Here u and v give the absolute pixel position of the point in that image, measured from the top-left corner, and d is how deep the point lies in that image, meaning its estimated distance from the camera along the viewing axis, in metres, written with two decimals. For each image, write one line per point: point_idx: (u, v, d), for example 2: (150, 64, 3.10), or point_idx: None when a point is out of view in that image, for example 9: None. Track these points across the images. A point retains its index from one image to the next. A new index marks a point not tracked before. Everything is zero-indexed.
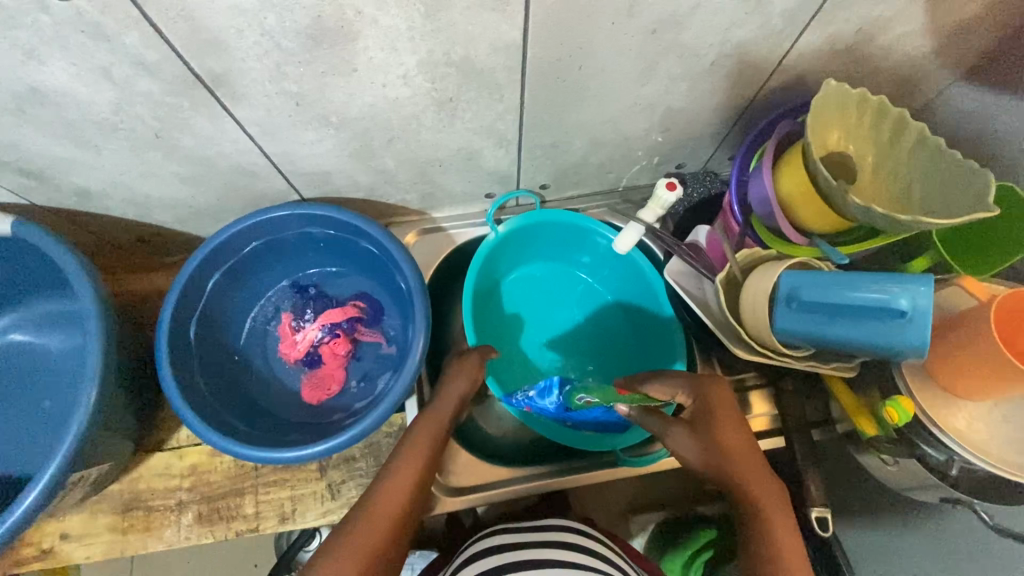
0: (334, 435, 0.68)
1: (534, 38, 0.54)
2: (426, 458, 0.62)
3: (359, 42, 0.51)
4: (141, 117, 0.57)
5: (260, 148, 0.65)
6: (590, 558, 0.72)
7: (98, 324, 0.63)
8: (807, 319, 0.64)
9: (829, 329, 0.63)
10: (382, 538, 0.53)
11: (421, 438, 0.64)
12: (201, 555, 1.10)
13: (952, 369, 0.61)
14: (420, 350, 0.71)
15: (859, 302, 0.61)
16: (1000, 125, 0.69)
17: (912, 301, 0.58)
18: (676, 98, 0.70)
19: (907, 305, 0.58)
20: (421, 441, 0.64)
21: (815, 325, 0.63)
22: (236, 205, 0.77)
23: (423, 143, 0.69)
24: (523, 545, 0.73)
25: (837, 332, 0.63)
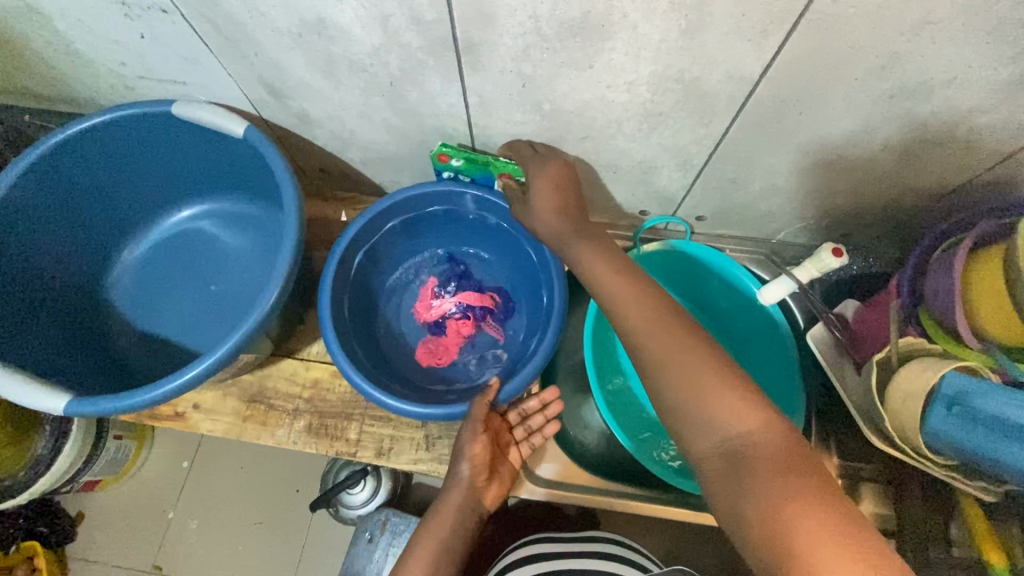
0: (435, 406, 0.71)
1: (772, 75, 0.55)
2: (454, 519, 0.70)
3: (609, 43, 0.54)
4: (388, 65, 0.63)
5: (468, 117, 0.70)
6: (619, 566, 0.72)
7: (294, 233, 0.71)
8: (962, 428, 0.61)
9: (984, 441, 0.60)
10: None
11: (449, 499, 0.71)
12: (258, 464, 1.19)
13: None
14: (539, 361, 0.72)
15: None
16: None
17: None
18: (876, 167, 0.68)
19: None
20: (451, 499, 0.71)
21: (961, 438, 0.62)
22: (416, 161, 0.83)
23: (611, 148, 0.72)
24: (555, 556, 0.73)
25: (991, 448, 0.60)
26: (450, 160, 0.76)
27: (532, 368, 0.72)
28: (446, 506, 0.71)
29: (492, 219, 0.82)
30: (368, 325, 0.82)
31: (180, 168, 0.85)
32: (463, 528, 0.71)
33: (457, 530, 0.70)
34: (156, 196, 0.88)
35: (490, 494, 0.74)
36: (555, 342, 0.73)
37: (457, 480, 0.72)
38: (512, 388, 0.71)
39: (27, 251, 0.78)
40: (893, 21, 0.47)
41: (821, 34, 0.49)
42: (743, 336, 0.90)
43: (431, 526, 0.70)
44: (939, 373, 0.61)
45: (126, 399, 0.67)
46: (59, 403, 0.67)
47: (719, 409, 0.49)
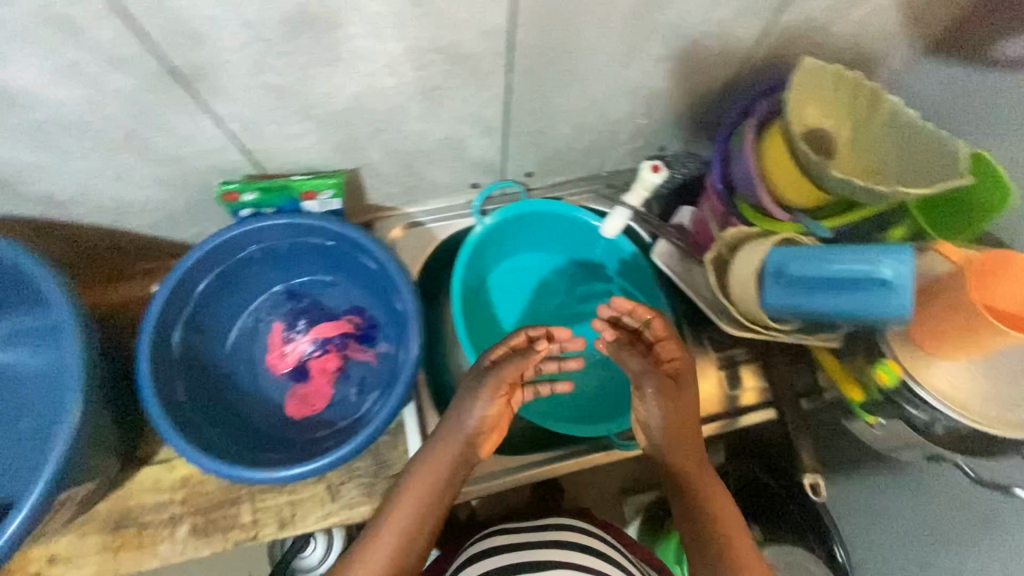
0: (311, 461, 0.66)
1: (521, 22, 0.53)
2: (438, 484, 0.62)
3: (344, 30, 0.49)
4: (114, 118, 0.54)
5: (239, 146, 0.63)
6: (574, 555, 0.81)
7: (77, 335, 0.61)
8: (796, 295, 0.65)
9: (817, 298, 0.64)
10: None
11: (433, 459, 0.63)
12: None
13: (937, 332, 0.63)
14: (408, 375, 0.68)
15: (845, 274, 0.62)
16: None
17: (895, 271, 0.59)
18: (659, 82, 0.70)
19: (890, 274, 0.59)
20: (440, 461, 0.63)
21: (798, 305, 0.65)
22: (212, 209, 0.74)
23: (408, 134, 0.68)
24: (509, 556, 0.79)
25: (826, 305, 0.64)
26: (241, 196, 0.68)
27: (402, 386, 0.68)
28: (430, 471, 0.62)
29: (316, 240, 0.75)
30: (220, 400, 0.73)
31: None
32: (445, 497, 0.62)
33: (440, 499, 0.61)
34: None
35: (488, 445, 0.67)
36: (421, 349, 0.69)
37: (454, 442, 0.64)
38: (389, 411, 0.67)
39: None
40: None
41: None
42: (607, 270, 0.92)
43: (399, 503, 0.60)
44: (760, 254, 0.67)
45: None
46: None
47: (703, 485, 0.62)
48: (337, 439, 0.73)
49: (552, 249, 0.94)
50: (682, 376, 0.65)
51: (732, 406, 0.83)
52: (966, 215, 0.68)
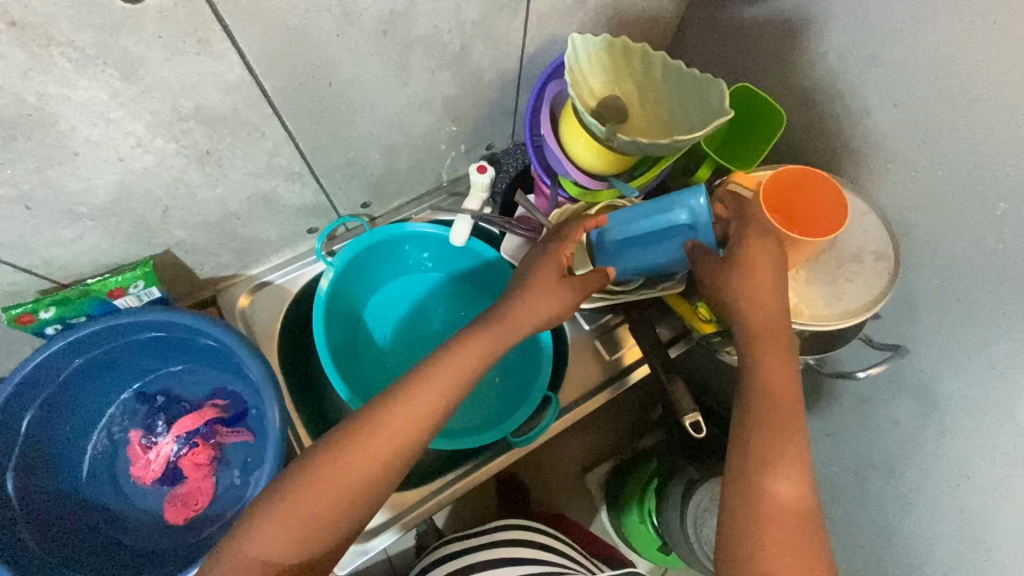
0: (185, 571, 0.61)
1: (262, 69, 0.52)
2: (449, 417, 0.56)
3: (62, 125, 0.46)
4: None
5: (11, 265, 0.58)
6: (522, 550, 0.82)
7: None
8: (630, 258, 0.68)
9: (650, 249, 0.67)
10: (363, 465, 0.51)
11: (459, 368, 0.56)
12: None
13: None
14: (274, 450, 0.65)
15: (655, 226, 0.65)
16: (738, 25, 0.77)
17: (692, 212, 0.63)
18: (448, 88, 0.71)
19: (688, 217, 0.63)
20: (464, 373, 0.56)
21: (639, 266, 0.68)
22: (17, 335, 0.68)
23: (205, 202, 0.65)
24: (461, 560, 0.81)
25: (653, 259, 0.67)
26: (37, 315, 0.63)
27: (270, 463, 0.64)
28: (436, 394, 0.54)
29: (145, 336, 0.70)
30: (87, 532, 0.69)
31: None
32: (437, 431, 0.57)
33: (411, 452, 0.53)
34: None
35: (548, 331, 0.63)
36: (282, 417, 0.66)
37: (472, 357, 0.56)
38: (261, 488, 0.64)
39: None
40: None
41: (257, 17, 0.47)
42: (473, 275, 0.92)
43: (348, 458, 0.51)
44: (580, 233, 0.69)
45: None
46: None
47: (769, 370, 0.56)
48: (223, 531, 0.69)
49: (417, 270, 0.93)
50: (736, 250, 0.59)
51: (618, 369, 0.85)
52: (757, 139, 0.72)
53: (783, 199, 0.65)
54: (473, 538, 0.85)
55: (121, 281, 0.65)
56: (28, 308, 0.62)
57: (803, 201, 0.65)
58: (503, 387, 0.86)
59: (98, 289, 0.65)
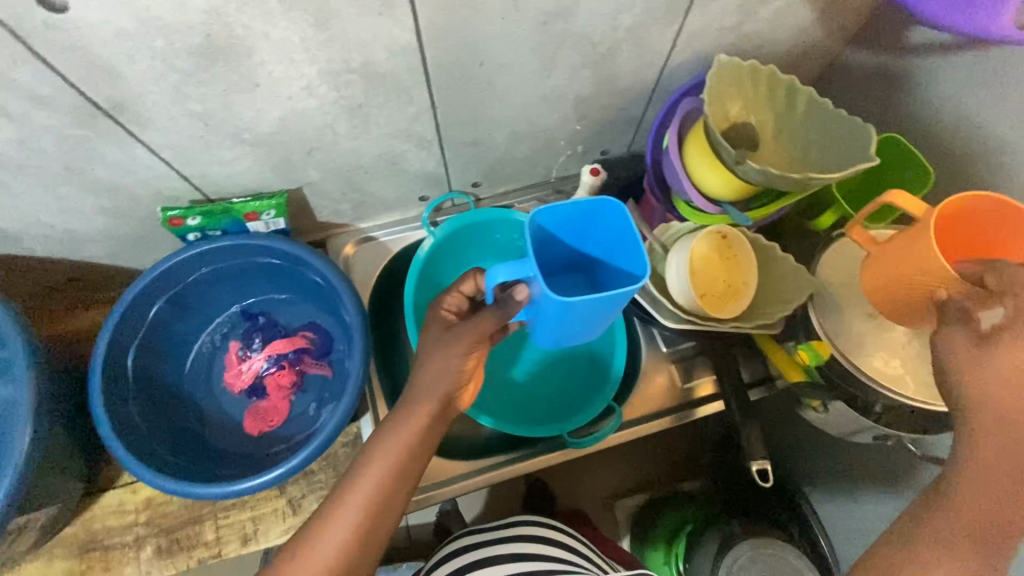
0: (264, 472, 0.67)
1: (427, 39, 0.56)
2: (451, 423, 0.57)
3: (255, 57, 0.52)
4: (49, 152, 0.57)
5: (178, 172, 0.65)
6: (534, 546, 0.82)
7: (27, 363, 0.63)
8: (535, 331, 0.59)
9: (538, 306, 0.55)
10: None
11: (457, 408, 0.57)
12: None
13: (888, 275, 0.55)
14: (355, 384, 0.70)
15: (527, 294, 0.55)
16: (895, 77, 0.73)
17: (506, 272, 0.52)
18: (584, 87, 0.72)
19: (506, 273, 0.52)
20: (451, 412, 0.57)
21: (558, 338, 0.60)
22: (162, 234, 0.76)
23: (343, 152, 0.71)
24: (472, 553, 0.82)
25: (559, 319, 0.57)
26: (185, 220, 0.71)
27: (349, 397, 0.69)
28: (357, 515, 0.49)
29: (262, 259, 0.77)
30: (176, 419, 0.77)
31: None
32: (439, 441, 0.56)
33: None
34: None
35: (467, 397, 0.59)
36: (366, 358, 0.71)
37: (386, 472, 0.52)
38: (334, 421, 0.68)
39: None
40: None
41: None
42: None
43: None
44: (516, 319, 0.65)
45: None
46: None
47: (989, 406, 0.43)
48: (291, 451, 0.75)
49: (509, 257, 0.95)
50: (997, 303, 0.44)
51: (685, 399, 0.83)
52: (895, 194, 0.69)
53: (947, 225, 0.54)
54: (485, 533, 0.87)
55: (259, 206, 0.73)
56: (179, 214, 0.70)
57: (964, 225, 0.54)
58: (566, 392, 0.87)
59: (238, 210, 0.72)
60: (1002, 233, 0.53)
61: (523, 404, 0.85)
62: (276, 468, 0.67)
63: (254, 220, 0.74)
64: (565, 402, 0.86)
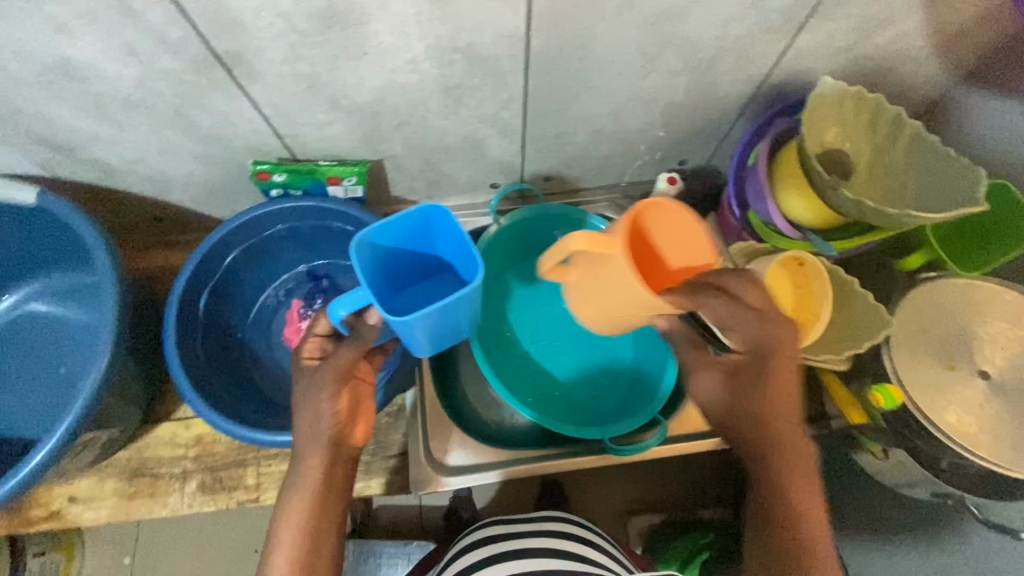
0: None
1: (537, 27, 0.56)
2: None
3: (369, 26, 0.53)
4: (163, 94, 0.60)
5: (274, 130, 0.68)
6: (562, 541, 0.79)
7: (115, 291, 0.67)
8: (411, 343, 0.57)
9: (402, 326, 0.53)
10: None
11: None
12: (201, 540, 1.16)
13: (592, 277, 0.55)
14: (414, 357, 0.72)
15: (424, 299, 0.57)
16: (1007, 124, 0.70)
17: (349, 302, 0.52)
18: (677, 94, 0.71)
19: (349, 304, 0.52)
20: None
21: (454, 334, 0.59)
22: (246, 187, 0.79)
23: (430, 129, 0.72)
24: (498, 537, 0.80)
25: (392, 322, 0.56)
26: (272, 176, 0.74)
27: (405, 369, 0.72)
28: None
29: (336, 225, 0.80)
30: (235, 365, 0.80)
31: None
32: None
33: None
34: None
35: (361, 434, 0.55)
36: None
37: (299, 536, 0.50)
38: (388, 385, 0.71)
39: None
40: None
41: None
42: None
43: None
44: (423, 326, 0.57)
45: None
46: None
47: (797, 486, 0.49)
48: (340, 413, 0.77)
49: None
50: (748, 364, 0.51)
51: None
52: (986, 246, 0.69)
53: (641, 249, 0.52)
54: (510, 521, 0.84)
55: (344, 171, 0.75)
56: (268, 169, 0.73)
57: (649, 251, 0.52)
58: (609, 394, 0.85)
59: (322, 172, 0.75)
60: (644, 249, 0.51)
61: (563, 402, 0.84)
62: None
63: (335, 184, 0.76)
64: (614, 400, 0.85)
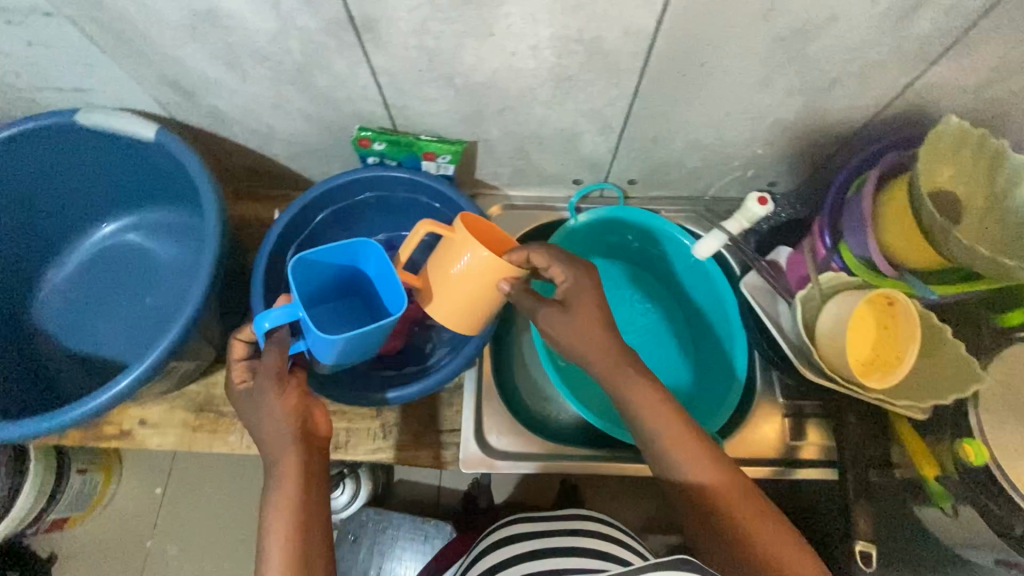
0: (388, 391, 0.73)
1: (666, 28, 0.56)
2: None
3: (504, 8, 0.54)
4: (291, 51, 0.62)
5: (384, 99, 0.70)
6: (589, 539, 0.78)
7: (217, 231, 0.68)
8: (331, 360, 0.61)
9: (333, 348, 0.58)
10: None
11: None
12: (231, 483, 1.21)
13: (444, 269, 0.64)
14: (482, 336, 0.74)
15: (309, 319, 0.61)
16: None
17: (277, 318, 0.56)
18: (786, 112, 0.70)
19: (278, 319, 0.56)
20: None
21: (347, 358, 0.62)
22: (342, 150, 0.82)
23: (531, 117, 0.72)
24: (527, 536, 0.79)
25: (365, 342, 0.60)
26: (372, 143, 0.76)
27: (472, 346, 0.74)
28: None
29: (422, 198, 0.82)
30: None
31: (104, 182, 0.82)
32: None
33: None
34: (57, 223, 0.83)
35: (324, 423, 0.61)
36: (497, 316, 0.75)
37: (289, 530, 0.55)
38: (454, 367, 0.74)
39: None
40: None
41: None
42: (688, 289, 0.92)
43: None
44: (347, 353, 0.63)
45: (68, 413, 0.62)
46: None
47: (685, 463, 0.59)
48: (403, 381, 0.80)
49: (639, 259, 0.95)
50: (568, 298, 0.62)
51: (789, 455, 0.80)
52: None
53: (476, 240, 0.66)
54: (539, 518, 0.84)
55: (440, 147, 0.76)
56: (370, 137, 0.75)
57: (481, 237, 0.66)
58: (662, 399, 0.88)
59: (418, 146, 0.77)
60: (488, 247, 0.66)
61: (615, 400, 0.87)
62: (399, 391, 0.74)
63: (430, 159, 0.78)
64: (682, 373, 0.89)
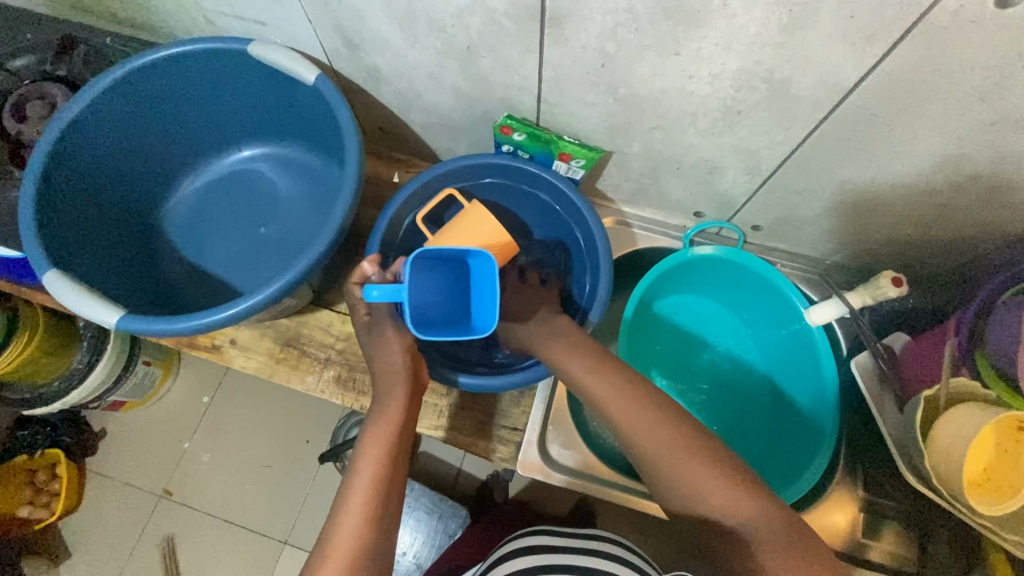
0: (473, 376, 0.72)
1: (867, 85, 0.53)
2: (685, 471, 0.55)
3: (701, 31, 0.52)
4: (470, 28, 0.63)
5: (539, 92, 0.69)
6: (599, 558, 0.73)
7: (353, 183, 0.70)
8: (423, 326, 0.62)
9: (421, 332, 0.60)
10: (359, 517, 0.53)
11: (695, 471, 0.55)
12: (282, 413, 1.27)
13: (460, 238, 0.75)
14: None
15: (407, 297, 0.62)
16: None
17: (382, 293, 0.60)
18: (956, 195, 0.65)
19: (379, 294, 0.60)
20: (675, 448, 0.56)
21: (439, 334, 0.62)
22: (477, 130, 0.83)
23: (680, 142, 0.70)
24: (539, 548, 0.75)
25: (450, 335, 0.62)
26: (512, 133, 0.76)
27: None
28: (359, 510, 0.54)
29: (542, 195, 0.82)
30: None
31: (250, 111, 0.86)
32: (665, 476, 0.56)
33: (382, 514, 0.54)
34: (200, 139, 0.88)
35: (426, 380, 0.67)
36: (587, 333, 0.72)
37: (375, 477, 0.56)
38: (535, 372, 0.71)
39: (77, 157, 0.75)
40: (1010, 44, 0.46)
41: (927, 48, 0.48)
42: (780, 351, 0.88)
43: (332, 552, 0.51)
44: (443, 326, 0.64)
45: (189, 321, 0.65)
46: (112, 317, 0.65)
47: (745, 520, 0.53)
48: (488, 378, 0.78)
49: (736, 308, 0.92)
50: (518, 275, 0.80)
51: (857, 552, 0.76)
52: None
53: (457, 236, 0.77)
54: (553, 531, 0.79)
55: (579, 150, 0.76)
56: (511, 127, 0.75)
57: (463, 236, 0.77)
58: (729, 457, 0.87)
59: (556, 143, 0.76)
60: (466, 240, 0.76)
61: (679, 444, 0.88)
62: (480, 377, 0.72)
63: (564, 160, 0.78)
64: (749, 442, 0.88)
